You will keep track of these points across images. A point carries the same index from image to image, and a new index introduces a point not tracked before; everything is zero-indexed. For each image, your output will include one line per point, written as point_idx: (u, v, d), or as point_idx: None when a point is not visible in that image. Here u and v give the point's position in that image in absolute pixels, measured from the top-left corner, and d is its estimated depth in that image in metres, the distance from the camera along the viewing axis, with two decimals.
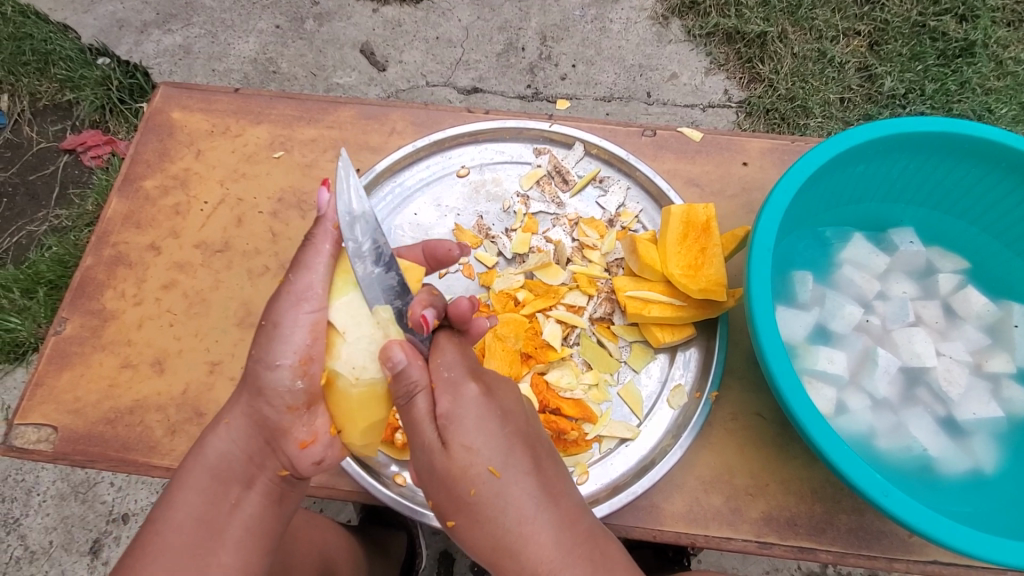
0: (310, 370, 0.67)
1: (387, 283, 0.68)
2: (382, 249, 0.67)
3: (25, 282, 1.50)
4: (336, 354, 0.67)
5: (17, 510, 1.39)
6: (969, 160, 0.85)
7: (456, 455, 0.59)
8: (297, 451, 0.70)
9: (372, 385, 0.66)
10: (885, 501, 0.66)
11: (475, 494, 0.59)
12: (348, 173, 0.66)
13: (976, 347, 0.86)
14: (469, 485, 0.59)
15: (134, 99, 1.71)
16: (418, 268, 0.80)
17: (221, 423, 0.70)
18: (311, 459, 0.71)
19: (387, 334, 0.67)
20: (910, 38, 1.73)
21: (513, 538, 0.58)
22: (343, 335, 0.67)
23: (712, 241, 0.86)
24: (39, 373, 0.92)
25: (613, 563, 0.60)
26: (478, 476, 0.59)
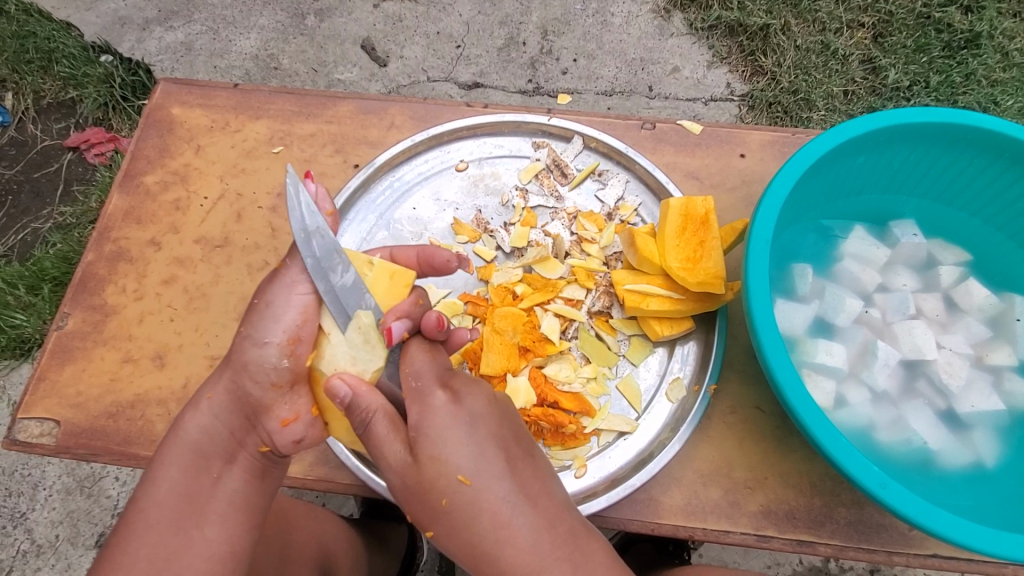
0: (296, 350, 0.68)
1: (350, 295, 0.68)
2: (339, 262, 0.68)
3: (30, 279, 1.51)
4: (321, 353, 0.68)
5: (24, 504, 1.41)
6: (971, 152, 0.85)
7: (425, 464, 0.59)
8: (280, 429, 0.69)
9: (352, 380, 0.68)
10: (882, 493, 0.66)
11: (447, 503, 0.58)
12: (297, 190, 0.66)
13: (978, 340, 0.85)
14: (440, 496, 0.58)
15: (137, 97, 1.72)
16: (408, 273, 0.74)
17: (203, 399, 0.70)
18: (291, 438, 0.70)
19: (368, 339, 0.68)
20: (914, 29, 1.71)
21: (491, 544, 0.57)
22: (328, 336, 0.68)
23: (710, 234, 0.85)
24: (41, 368, 0.93)
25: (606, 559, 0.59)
26: (448, 484, 0.58)
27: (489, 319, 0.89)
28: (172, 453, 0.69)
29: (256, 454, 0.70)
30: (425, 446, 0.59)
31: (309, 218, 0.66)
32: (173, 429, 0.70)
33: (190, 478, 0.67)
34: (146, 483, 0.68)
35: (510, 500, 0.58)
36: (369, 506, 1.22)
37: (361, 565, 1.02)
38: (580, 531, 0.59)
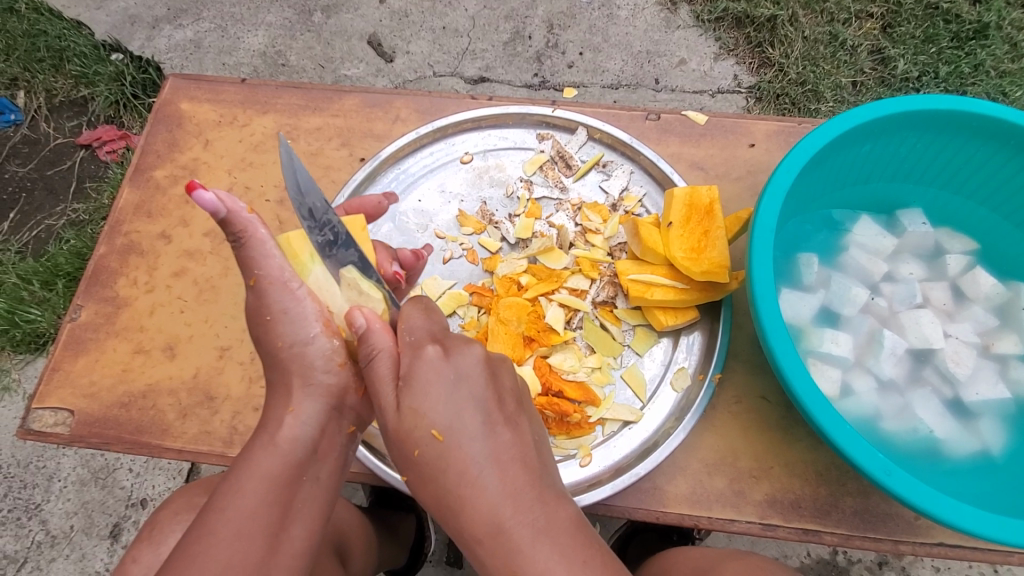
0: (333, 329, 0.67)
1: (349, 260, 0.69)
2: (337, 228, 0.68)
3: (44, 274, 1.54)
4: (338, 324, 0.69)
5: (39, 495, 1.44)
6: (979, 139, 0.84)
7: (404, 418, 0.60)
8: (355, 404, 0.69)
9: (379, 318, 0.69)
10: (887, 480, 0.66)
11: (419, 454, 0.60)
12: (292, 159, 0.64)
13: (984, 328, 0.85)
14: (413, 446, 0.60)
15: (147, 95, 1.74)
16: (358, 218, 0.77)
17: (286, 412, 0.64)
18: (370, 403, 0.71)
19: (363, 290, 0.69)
20: (923, 20, 1.69)
21: (454, 498, 0.58)
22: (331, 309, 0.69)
23: (715, 223, 0.85)
24: (56, 359, 0.94)
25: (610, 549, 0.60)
26: (421, 437, 0.59)
27: (494, 309, 0.90)
28: (262, 465, 0.61)
29: (347, 435, 0.69)
30: (408, 406, 0.60)
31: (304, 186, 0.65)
32: (263, 434, 0.63)
33: None
34: (232, 494, 0.59)
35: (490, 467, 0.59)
36: (378, 496, 1.23)
37: (371, 553, 1.03)
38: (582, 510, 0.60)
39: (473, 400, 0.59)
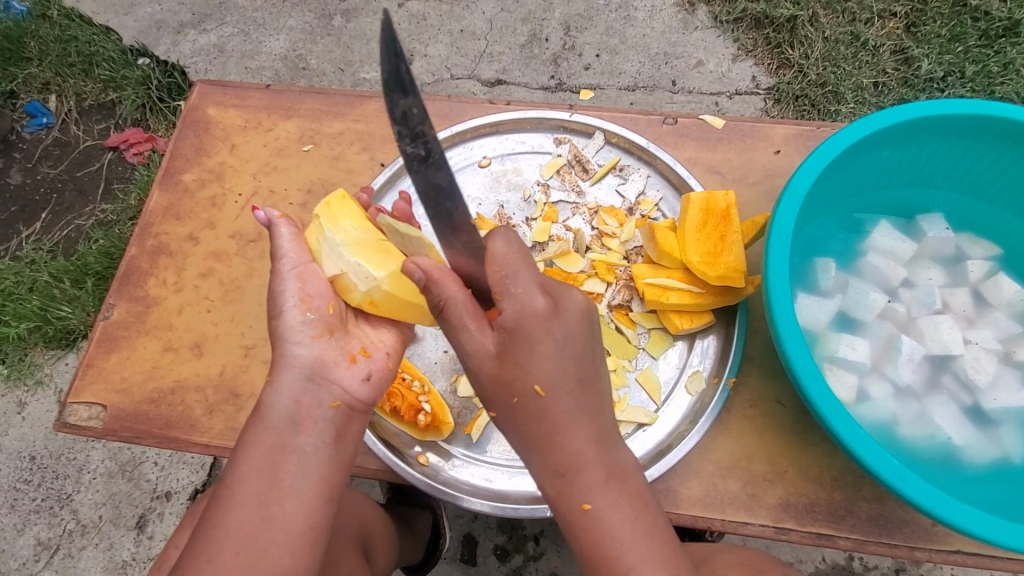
0: (312, 305, 0.72)
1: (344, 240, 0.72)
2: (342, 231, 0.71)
3: (74, 273, 1.59)
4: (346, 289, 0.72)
5: (70, 486, 1.49)
6: (1002, 143, 0.83)
7: (507, 368, 0.61)
8: (347, 369, 0.71)
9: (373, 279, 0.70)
10: (902, 486, 0.66)
11: (517, 401, 0.63)
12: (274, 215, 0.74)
13: (1005, 335, 0.84)
14: (511, 393, 0.62)
15: (172, 98, 1.78)
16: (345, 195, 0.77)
17: (270, 381, 0.69)
18: (360, 374, 0.72)
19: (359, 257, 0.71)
20: (949, 18, 1.66)
21: None
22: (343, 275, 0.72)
23: (731, 228, 0.85)
24: (89, 356, 0.98)
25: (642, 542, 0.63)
26: (524, 390, 0.62)
27: None
28: (253, 435, 0.67)
29: (330, 410, 0.69)
30: None
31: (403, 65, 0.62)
32: (257, 411, 0.69)
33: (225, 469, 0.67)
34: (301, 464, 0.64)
35: (592, 444, 0.65)
36: (396, 492, 1.25)
37: (391, 547, 1.05)
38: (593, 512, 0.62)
39: (572, 365, 0.63)
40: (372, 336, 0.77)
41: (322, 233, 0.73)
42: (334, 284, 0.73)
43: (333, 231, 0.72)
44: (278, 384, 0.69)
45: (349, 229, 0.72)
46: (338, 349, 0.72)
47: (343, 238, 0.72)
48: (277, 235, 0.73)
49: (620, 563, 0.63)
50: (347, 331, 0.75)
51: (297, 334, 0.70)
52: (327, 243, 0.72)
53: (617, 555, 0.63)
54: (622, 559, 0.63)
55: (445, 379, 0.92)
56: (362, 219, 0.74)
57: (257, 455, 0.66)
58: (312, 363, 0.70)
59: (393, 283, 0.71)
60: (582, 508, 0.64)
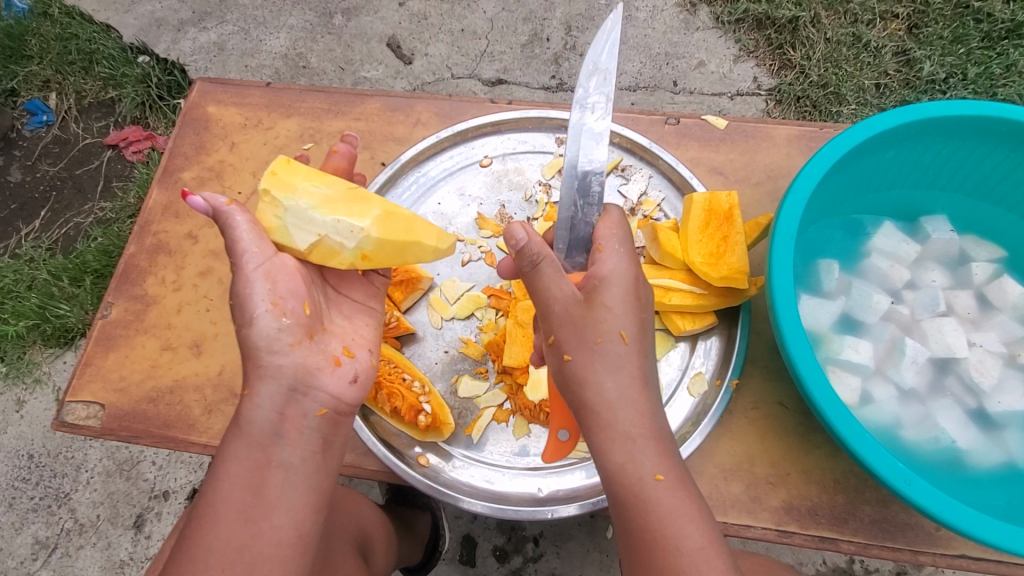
0: (286, 309, 0.67)
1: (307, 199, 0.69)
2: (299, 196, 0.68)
3: (73, 271, 1.58)
4: (335, 250, 0.69)
5: (68, 485, 1.48)
6: (1008, 144, 0.82)
7: (596, 310, 0.66)
8: (332, 372, 0.69)
9: (365, 229, 0.69)
10: (907, 490, 0.65)
11: (600, 344, 0.65)
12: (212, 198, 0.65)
13: (1009, 337, 0.84)
14: (596, 334, 0.65)
15: (172, 96, 1.78)
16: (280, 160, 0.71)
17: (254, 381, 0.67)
18: (345, 378, 0.70)
19: (336, 212, 0.69)
20: (952, 20, 1.66)
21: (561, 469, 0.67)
22: (324, 236, 0.69)
23: (734, 229, 0.85)
24: (87, 355, 0.97)
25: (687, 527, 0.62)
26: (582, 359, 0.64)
27: (513, 312, 0.91)
28: (233, 448, 0.65)
29: (317, 419, 0.68)
30: None
31: (604, 57, 0.73)
32: (236, 423, 0.66)
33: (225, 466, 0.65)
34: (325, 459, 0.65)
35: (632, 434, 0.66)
36: (395, 493, 1.25)
37: (390, 548, 1.04)
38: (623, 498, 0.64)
39: (644, 325, 0.68)
40: (351, 333, 0.76)
41: (279, 204, 0.68)
42: (314, 252, 0.70)
43: (293, 197, 0.68)
44: (257, 396, 0.66)
45: (311, 190, 0.69)
46: (321, 352, 0.69)
47: (308, 201, 0.69)
48: (232, 224, 0.65)
49: (676, 540, 0.61)
50: (325, 329, 0.72)
51: (274, 342, 0.66)
52: (291, 213, 0.68)
53: (674, 531, 0.62)
54: (678, 536, 0.62)
55: (444, 380, 0.92)
56: (317, 177, 0.71)
57: (238, 469, 0.63)
58: (296, 372, 0.67)
59: (380, 227, 0.70)
60: (658, 477, 0.64)
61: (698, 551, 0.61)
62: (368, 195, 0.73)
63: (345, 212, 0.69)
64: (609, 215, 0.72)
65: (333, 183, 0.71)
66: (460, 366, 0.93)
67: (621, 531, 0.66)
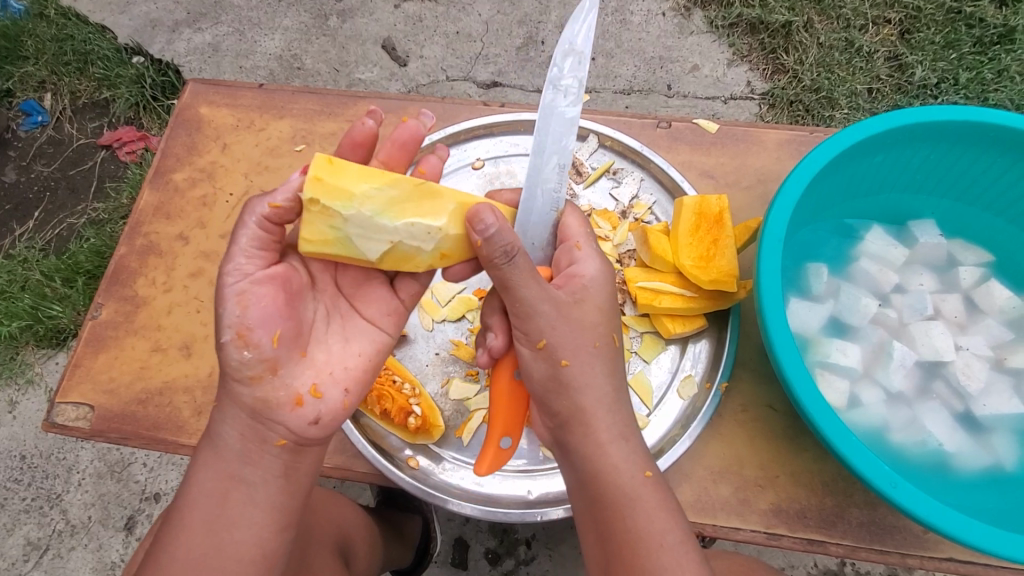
0: (249, 340, 0.63)
1: (369, 206, 0.66)
2: (362, 207, 0.65)
3: (65, 271, 1.57)
4: (414, 254, 0.69)
5: (59, 486, 1.47)
6: (995, 149, 0.83)
7: None
8: (291, 413, 0.65)
9: (445, 230, 0.68)
10: (894, 493, 0.66)
11: (597, 347, 0.68)
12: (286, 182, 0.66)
13: (997, 341, 0.84)
14: (594, 339, 0.68)
15: (166, 96, 1.77)
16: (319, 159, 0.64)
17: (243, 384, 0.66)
18: (307, 418, 0.66)
19: (406, 215, 0.67)
20: (944, 25, 1.67)
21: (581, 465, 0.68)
22: (396, 242, 0.68)
23: (724, 232, 0.85)
24: (77, 356, 0.97)
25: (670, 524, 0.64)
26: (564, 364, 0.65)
27: None
28: (224, 450, 0.65)
29: (276, 449, 0.66)
30: None
31: (580, 39, 0.67)
32: (206, 439, 0.66)
33: (205, 468, 0.65)
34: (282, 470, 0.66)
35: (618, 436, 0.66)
36: (386, 496, 1.24)
37: (377, 551, 1.04)
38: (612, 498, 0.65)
39: None
40: (334, 364, 0.70)
41: (338, 215, 0.65)
42: (387, 258, 0.69)
43: (353, 205, 0.65)
44: (235, 419, 0.65)
45: (370, 193, 0.66)
46: (284, 387, 0.65)
47: (371, 207, 0.66)
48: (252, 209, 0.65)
49: (660, 535, 0.63)
50: (302, 357, 0.67)
51: (235, 371, 0.63)
52: (355, 221, 0.66)
53: (657, 528, 0.63)
54: (660, 532, 0.63)
55: (435, 382, 0.92)
56: (370, 174, 0.66)
57: (206, 481, 0.64)
58: (254, 403, 0.64)
59: (456, 221, 0.69)
60: (646, 474, 0.67)
61: (679, 547, 0.63)
62: (432, 184, 0.69)
63: (418, 212, 0.68)
64: (572, 211, 0.73)
65: (391, 180, 0.67)
66: (451, 368, 0.93)
67: (596, 521, 0.67)
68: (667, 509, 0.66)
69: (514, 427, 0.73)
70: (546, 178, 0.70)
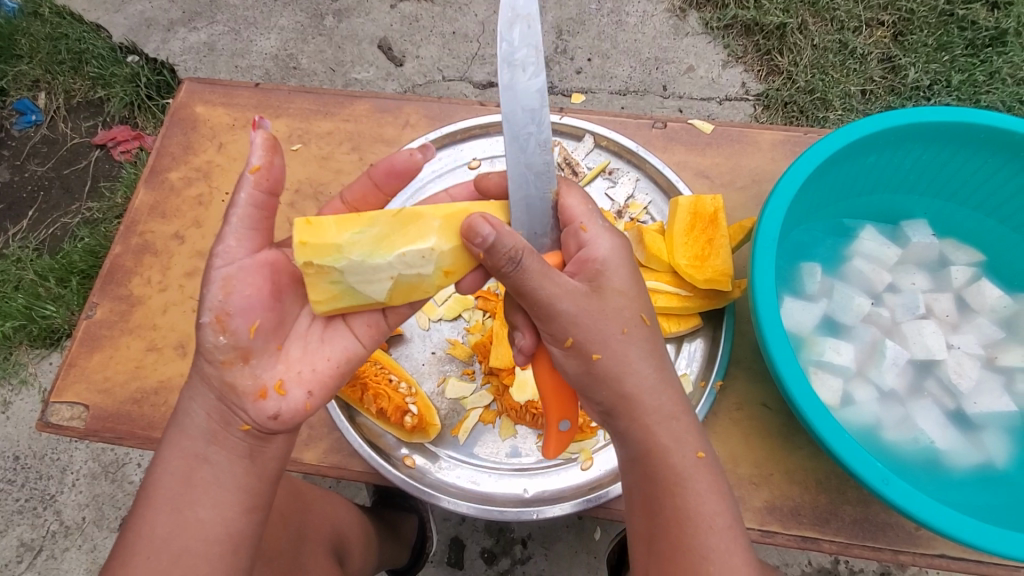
0: (228, 326, 0.64)
1: (356, 251, 0.65)
2: (349, 256, 0.65)
3: (60, 271, 1.56)
4: (421, 282, 0.69)
5: (53, 487, 1.46)
6: (985, 150, 0.84)
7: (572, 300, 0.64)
8: (255, 403, 0.65)
9: (439, 252, 0.67)
10: (885, 489, 0.66)
11: (626, 333, 0.67)
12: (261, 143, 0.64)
13: (989, 340, 0.85)
14: (622, 325, 0.67)
15: (161, 96, 1.77)
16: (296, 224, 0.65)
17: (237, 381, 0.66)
18: (267, 412, 0.66)
19: (395, 246, 0.66)
20: (936, 28, 1.68)
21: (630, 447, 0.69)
22: (395, 275, 0.67)
23: (719, 232, 0.86)
24: (71, 355, 0.97)
25: (720, 507, 0.65)
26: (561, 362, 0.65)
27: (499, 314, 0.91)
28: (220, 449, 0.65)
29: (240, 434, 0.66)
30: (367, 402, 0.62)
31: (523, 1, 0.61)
32: (174, 418, 0.67)
33: (200, 465, 0.65)
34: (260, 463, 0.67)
35: None
36: (381, 496, 1.24)
37: (372, 550, 1.04)
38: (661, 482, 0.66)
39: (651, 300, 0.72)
40: (304, 364, 0.69)
41: (332, 270, 0.66)
42: (395, 292, 0.69)
43: (342, 256, 0.65)
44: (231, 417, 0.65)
45: (354, 239, 0.66)
46: (252, 377, 0.66)
47: (359, 251, 0.65)
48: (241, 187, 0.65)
49: (709, 518, 0.64)
50: (277, 351, 0.68)
51: (208, 354, 0.65)
52: (351, 268, 0.66)
53: (709, 510, 0.65)
54: (711, 513, 0.65)
55: (431, 381, 0.92)
56: (348, 221, 0.66)
57: (170, 459, 0.65)
58: (222, 386, 0.65)
59: (446, 235, 0.67)
60: (698, 454, 0.68)
61: (727, 530, 0.64)
62: (410, 209, 0.68)
63: (408, 240, 0.66)
64: (570, 191, 0.69)
65: (370, 219, 0.66)
66: (447, 367, 0.93)
67: (645, 500, 0.68)
68: (717, 492, 0.67)
69: (570, 410, 0.75)
70: (532, 156, 0.64)
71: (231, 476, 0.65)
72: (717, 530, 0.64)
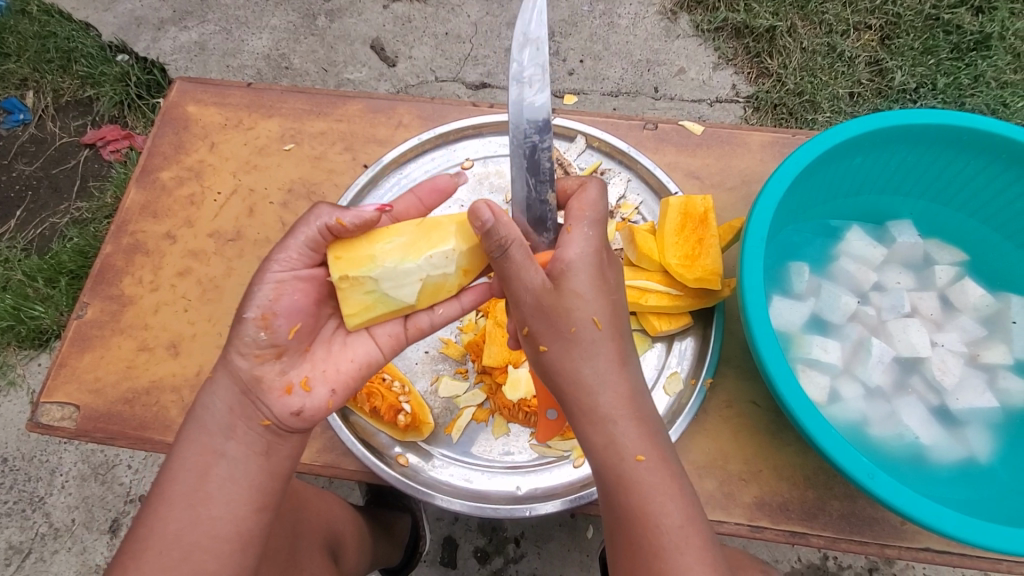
0: (271, 324, 0.68)
1: (389, 258, 0.70)
2: (383, 263, 0.70)
3: (48, 271, 1.55)
4: (446, 283, 0.72)
5: (42, 489, 1.45)
6: (968, 152, 0.86)
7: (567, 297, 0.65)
8: (281, 398, 0.68)
9: (460, 251, 0.70)
10: (871, 483, 0.68)
11: (575, 332, 0.66)
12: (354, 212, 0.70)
13: (972, 338, 0.87)
14: (570, 324, 0.66)
15: (152, 95, 1.76)
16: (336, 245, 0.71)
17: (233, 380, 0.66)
18: (291, 408, 0.68)
19: (421, 250, 0.70)
20: (922, 32, 1.71)
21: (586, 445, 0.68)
22: (424, 277, 0.71)
23: (709, 232, 0.87)
24: (62, 356, 0.96)
25: (668, 508, 0.64)
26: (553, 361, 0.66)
27: (491, 313, 0.91)
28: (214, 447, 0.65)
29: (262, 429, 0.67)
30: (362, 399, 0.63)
31: (535, 26, 0.66)
32: (192, 413, 0.68)
33: (194, 464, 0.65)
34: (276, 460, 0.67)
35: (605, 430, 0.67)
36: (374, 495, 1.24)
37: (365, 549, 1.04)
38: (613, 484, 0.66)
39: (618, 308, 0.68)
40: (329, 363, 0.73)
41: (368, 279, 0.70)
42: (424, 295, 0.73)
43: (376, 264, 0.70)
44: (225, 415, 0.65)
45: (386, 249, 0.70)
46: (281, 373, 0.69)
47: (391, 258, 0.70)
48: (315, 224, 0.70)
49: (657, 518, 0.64)
50: (306, 351, 0.72)
51: (243, 346, 0.67)
52: (384, 275, 0.70)
53: (656, 510, 0.64)
54: (659, 514, 0.64)
55: (424, 380, 0.92)
56: (379, 234, 0.71)
57: (187, 456, 0.65)
58: (249, 379, 0.68)
59: (464, 233, 0.71)
60: (639, 458, 0.65)
61: (679, 529, 0.63)
62: (431, 219, 0.73)
63: (433, 243, 0.70)
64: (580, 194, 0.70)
65: (399, 230, 0.72)
66: (441, 366, 0.93)
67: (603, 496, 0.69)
68: (673, 489, 0.66)
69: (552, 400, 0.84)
70: (539, 164, 0.69)
71: (232, 475, 0.65)
72: (669, 530, 0.63)
